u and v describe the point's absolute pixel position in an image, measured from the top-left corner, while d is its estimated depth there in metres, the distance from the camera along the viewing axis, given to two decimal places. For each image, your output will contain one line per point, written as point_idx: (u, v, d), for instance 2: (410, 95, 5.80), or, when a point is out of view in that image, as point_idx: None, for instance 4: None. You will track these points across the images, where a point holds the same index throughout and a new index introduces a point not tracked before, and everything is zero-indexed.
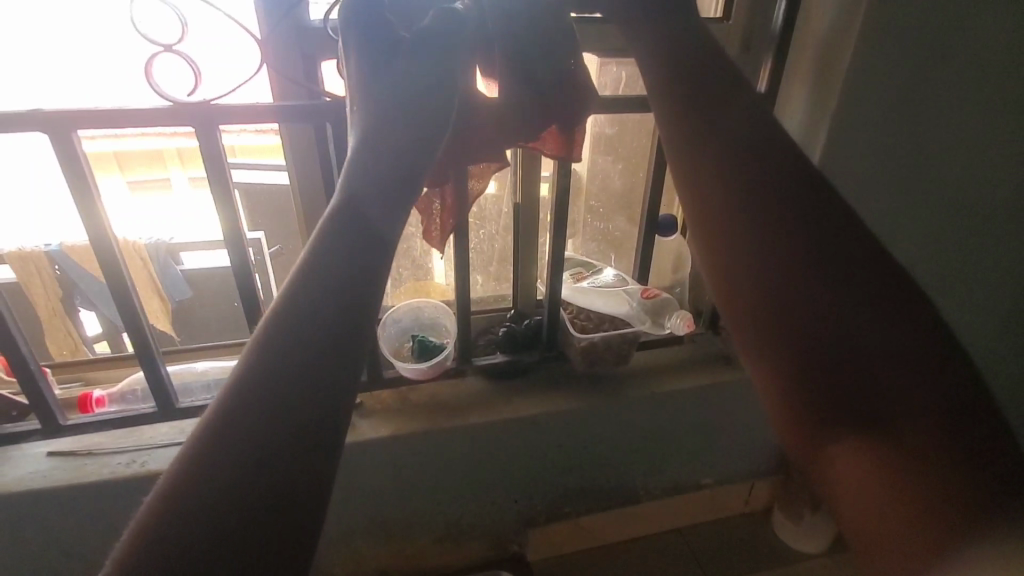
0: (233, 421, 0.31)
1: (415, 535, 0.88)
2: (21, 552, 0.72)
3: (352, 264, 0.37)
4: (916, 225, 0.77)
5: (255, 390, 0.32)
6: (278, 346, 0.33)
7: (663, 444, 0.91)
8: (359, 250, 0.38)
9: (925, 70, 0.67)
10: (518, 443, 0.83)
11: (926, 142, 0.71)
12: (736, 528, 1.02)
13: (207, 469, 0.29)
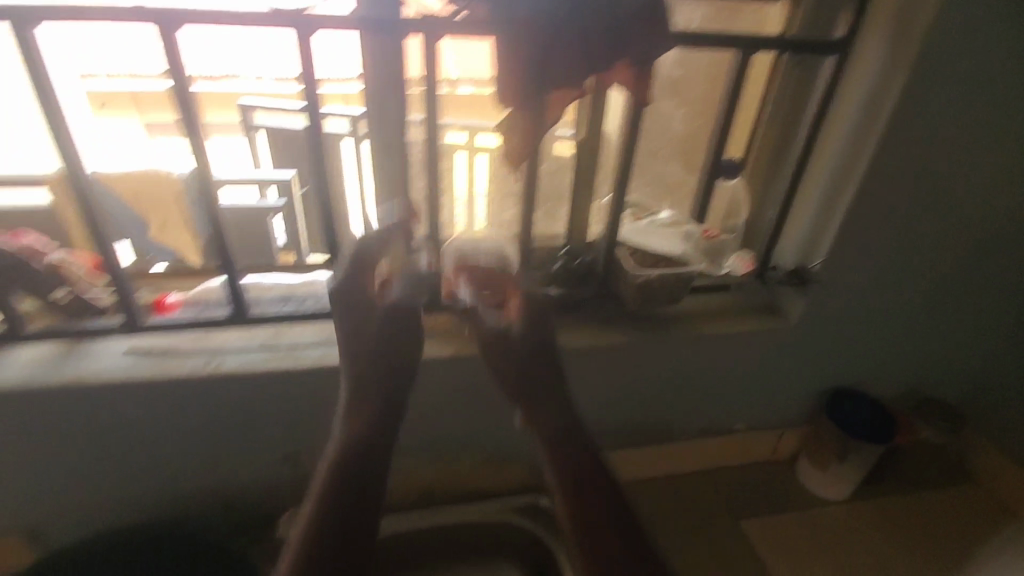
0: (329, 503, 0.44)
1: (460, 454, 0.93)
2: (103, 438, 0.76)
3: (389, 360, 0.55)
4: (952, 176, 0.84)
5: (319, 522, 0.43)
6: (338, 479, 0.46)
7: (699, 387, 0.95)
8: (379, 351, 0.56)
9: (982, 24, 0.73)
10: (566, 373, 0.87)
11: (973, 92, 0.78)
12: (761, 473, 1.06)
13: (329, 515, 0.43)
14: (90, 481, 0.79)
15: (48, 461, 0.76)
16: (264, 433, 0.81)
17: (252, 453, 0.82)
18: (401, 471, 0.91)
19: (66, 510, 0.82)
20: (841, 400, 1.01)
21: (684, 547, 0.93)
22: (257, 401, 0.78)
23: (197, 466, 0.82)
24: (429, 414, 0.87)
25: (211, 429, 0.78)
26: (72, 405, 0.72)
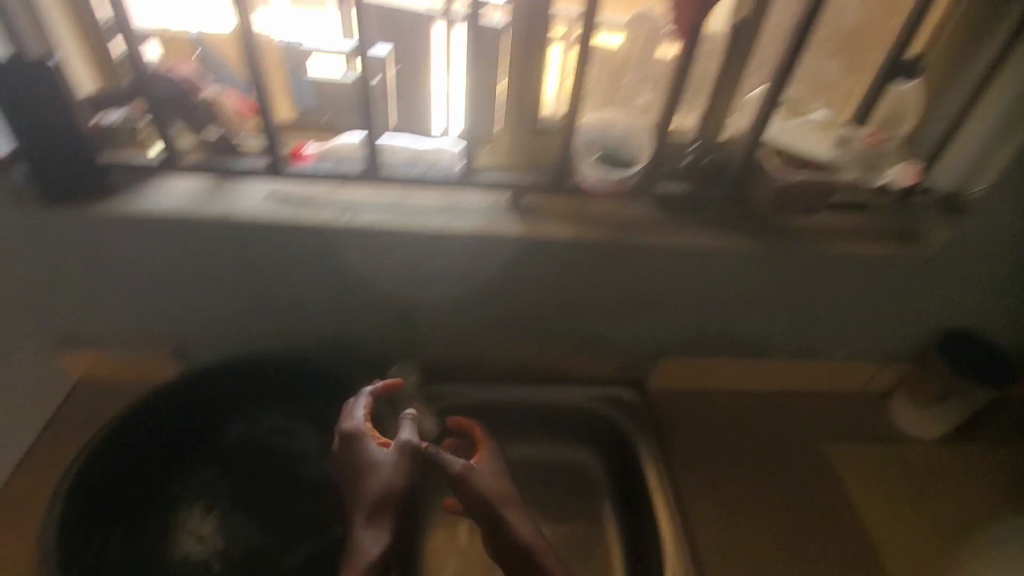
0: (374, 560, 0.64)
1: (556, 339, 0.95)
2: (244, 272, 0.83)
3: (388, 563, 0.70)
4: None
5: None
6: None
7: (811, 307, 0.92)
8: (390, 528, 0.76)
9: None
10: (679, 272, 0.85)
11: None
12: (852, 401, 1.04)
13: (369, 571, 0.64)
14: (231, 311, 0.88)
15: (197, 286, 0.84)
16: (385, 289, 0.86)
17: (372, 306, 0.88)
18: (498, 345, 0.96)
19: (208, 333, 0.91)
20: (959, 342, 0.95)
21: (765, 451, 0.95)
22: (384, 257, 0.81)
23: (322, 312, 0.88)
24: (535, 296, 0.88)
25: (339, 279, 0.84)
26: (224, 240, 0.78)
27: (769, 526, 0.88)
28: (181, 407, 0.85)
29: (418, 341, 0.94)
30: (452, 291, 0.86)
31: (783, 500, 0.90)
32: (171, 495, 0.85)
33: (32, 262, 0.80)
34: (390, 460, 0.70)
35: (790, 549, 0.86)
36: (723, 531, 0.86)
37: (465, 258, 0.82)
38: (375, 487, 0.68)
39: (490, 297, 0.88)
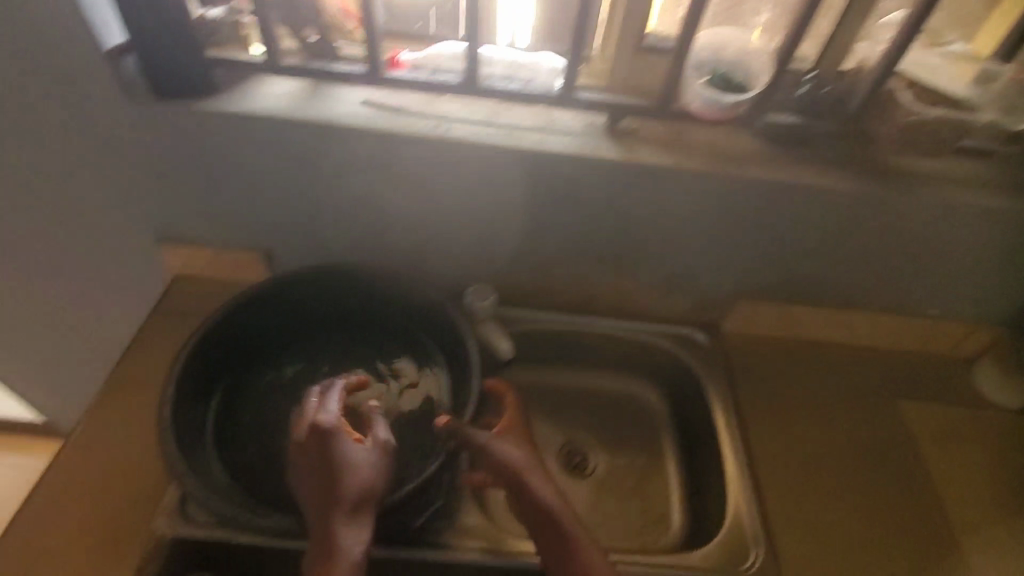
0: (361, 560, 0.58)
1: (635, 275, 0.94)
2: (334, 180, 0.84)
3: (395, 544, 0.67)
4: None
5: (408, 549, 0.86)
6: None
7: (912, 260, 0.87)
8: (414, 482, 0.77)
9: None
10: (777, 210, 0.82)
11: None
12: (931, 362, 1.00)
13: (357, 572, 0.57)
14: (319, 220, 0.90)
15: (289, 192, 0.86)
16: (471, 208, 0.86)
17: (456, 225, 0.88)
18: (575, 278, 0.95)
19: (295, 243, 0.94)
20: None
21: (839, 407, 0.93)
22: (475, 174, 0.81)
23: (407, 227, 0.90)
24: (621, 227, 0.86)
25: (427, 195, 0.85)
26: (320, 145, 0.79)
27: (843, 478, 0.85)
28: (277, 305, 0.89)
29: (496, 265, 0.94)
30: (537, 216, 0.86)
31: (857, 454, 0.88)
32: (261, 388, 0.89)
33: (141, 156, 0.83)
34: (368, 460, 0.63)
35: (864, 501, 0.83)
36: (793, 478, 0.84)
37: (556, 181, 0.81)
38: (354, 488, 0.60)
39: (574, 225, 0.87)
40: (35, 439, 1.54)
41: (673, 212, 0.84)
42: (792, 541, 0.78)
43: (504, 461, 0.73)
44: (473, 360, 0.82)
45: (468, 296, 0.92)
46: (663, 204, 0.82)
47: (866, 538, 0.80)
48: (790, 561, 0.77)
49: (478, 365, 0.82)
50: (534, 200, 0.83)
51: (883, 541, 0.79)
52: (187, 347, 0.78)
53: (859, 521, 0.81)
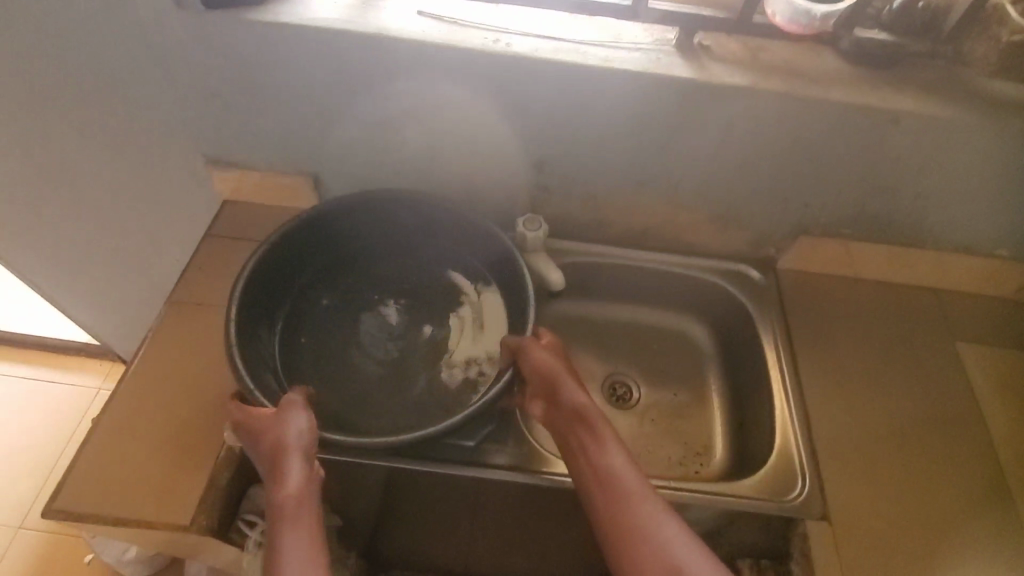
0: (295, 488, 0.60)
1: (693, 209, 0.91)
2: (389, 101, 0.81)
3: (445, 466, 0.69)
4: None
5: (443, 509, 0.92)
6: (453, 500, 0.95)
7: (993, 196, 0.82)
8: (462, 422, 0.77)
9: None
10: (855, 138, 0.77)
11: None
12: (993, 304, 0.96)
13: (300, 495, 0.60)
14: (373, 144, 0.88)
15: (342, 113, 0.84)
16: (528, 132, 0.83)
17: (511, 150, 0.86)
18: (631, 212, 0.93)
19: (347, 169, 0.93)
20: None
21: (897, 356, 0.90)
22: (535, 93, 0.77)
23: (461, 152, 0.88)
24: (685, 156, 0.83)
25: (483, 117, 0.82)
26: (374, 60, 0.76)
27: (900, 431, 0.83)
28: (329, 234, 0.88)
29: (547, 193, 0.92)
30: (596, 141, 0.83)
31: (916, 408, 0.85)
32: (318, 320, 0.88)
33: (194, 71, 0.81)
34: (276, 416, 0.65)
35: (923, 455, 0.81)
36: (849, 432, 0.82)
37: (619, 102, 0.77)
38: (268, 446, 0.63)
39: (635, 151, 0.84)
40: (85, 359, 1.61)
41: (742, 138, 0.80)
42: (849, 490, 0.77)
43: (543, 366, 0.71)
44: (528, 288, 0.81)
45: (520, 225, 0.90)
46: (731, 130, 0.79)
47: (925, 489, 0.78)
48: (847, 508, 0.76)
49: (534, 295, 0.80)
50: (595, 125, 0.80)
51: (944, 492, 0.78)
52: (244, 271, 0.78)
53: (918, 472, 0.79)
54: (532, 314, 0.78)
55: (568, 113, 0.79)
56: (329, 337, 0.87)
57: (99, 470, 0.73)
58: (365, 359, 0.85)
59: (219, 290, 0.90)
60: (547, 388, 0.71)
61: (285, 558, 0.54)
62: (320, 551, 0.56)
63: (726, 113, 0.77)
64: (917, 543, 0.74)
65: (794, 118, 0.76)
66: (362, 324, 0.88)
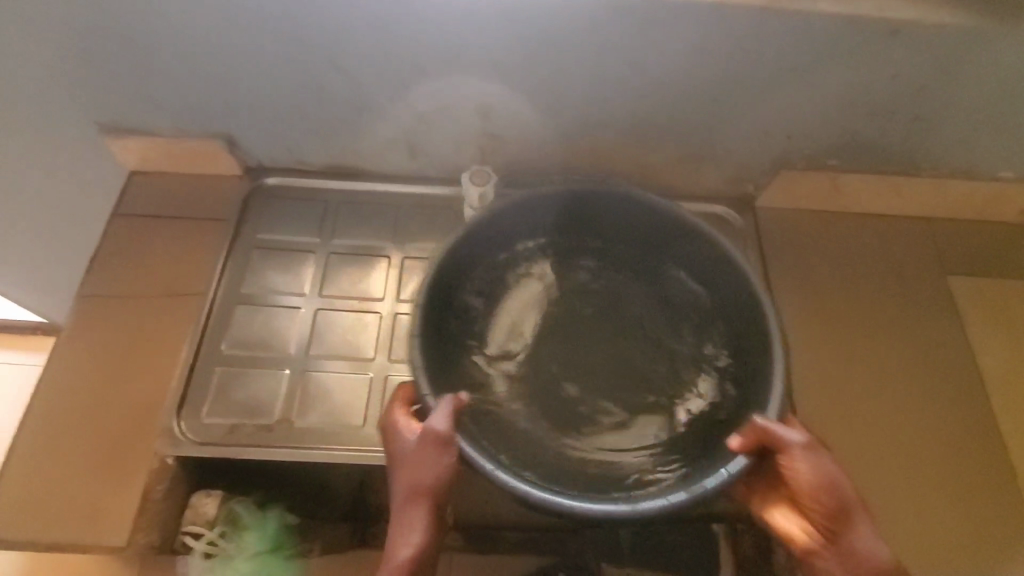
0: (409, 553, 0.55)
1: (665, 148, 0.80)
2: (309, 47, 0.71)
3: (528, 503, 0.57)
4: None
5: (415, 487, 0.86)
6: None
7: (1001, 111, 0.72)
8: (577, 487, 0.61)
9: None
10: (846, 57, 0.66)
11: None
12: (994, 234, 0.88)
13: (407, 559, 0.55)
14: (287, 96, 0.77)
15: (250, 62, 0.73)
16: (466, 70, 0.72)
17: (450, 92, 0.75)
18: (596, 157, 0.82)
19: (270, 128, 0.82)
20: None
21: (906, 311, 0.82)
22: (468, 24, 0.67)
23: (390, 99, 0.76)
24: (651, 88, 0.72)
25: (407, 52, 0.70)
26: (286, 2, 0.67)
27: (915, 399, 0.77)
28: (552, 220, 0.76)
29: (497, 141, 0.81)
30: (546, 77, 0.72)
31: (938, 374, 0.79)
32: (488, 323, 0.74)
33: (64, 20, 0.70)
34: (426, 453, 0.57)
35: (941, 424, 0.76)
36: (862, 402, 0.77)
37: (566, 28, 0.66)
38: (405, 483, 0.57)
39: (594, 85, 0.72)
40: None
41: (717, 64, 0.68)
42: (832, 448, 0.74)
43: (819, 481, 0.58)
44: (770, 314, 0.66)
45: (467, 179, 0.80)
46: (704, 55, 0.67)
47: (939, 463, 0.74)
48: None
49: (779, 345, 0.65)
50: (544, 59, 0.70)
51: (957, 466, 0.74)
52: (420, 300, 0.65)
53: (927, 442, 0.75)
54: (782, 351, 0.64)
55: (514, 46, 0.69)
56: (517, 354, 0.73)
57: (22, 495, 0.67)
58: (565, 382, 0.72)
59: (139, 281, 0.80)
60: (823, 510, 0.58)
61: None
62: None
63: (696, 36, 0.66)
64: (925, 522, 0.71)
65: (774, 37, 0.65)
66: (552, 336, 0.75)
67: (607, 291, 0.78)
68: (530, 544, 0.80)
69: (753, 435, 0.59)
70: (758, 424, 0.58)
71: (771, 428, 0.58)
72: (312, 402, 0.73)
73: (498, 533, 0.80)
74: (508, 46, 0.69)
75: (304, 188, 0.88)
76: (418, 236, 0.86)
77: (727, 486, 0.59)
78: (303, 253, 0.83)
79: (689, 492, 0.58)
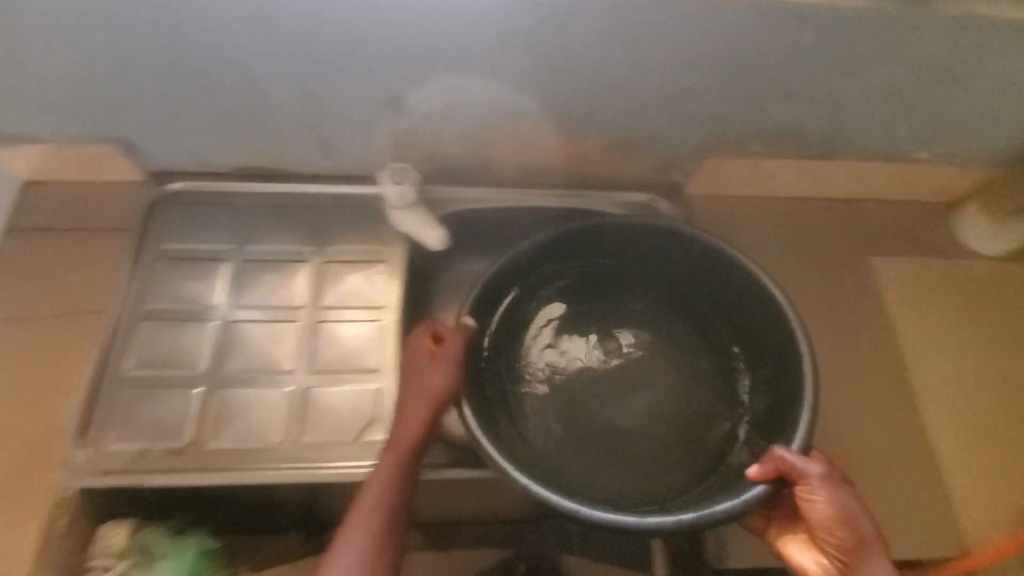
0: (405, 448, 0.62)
1: (588, 139, 0.78)
2: (194, 42, 0.66)
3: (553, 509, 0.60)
4: None
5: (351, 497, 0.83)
6: None
7: (914, 95, 0.72)
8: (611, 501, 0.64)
9: None
10: (755, 44, 0.65)
11: None
12: (913, 212, 0.91)
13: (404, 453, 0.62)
14: (183, 95, 0.72)
15: (135, 60, 0.67)
16: (373, 63, 0.68)
17: (359, 86, 0.71)
18: (518, 149, 0.79)
19: (168, 130, 0.76)
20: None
21: (858, 294, 0.85)
22: (367, 14, 0.63)
23: (295, 94, 0.72)
24: (566, 78, 0.70)
25: (305, 46, 0.66)
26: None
27: (884, 388, 0.81)
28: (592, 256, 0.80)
29: (414, 136, 0.77)
30: (456, 69, 0.69)
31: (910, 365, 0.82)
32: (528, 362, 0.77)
33: None
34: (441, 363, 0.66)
35: (895, 412, 0.79)
36: (846, 388, 0.80)
37: (471, 15, 0.63)
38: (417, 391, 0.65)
39: (507, 76, 0.69)
40: None
41: (629, 53, 0.66)
42: None
43: (837, 516, 0.59)
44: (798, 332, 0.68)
45: (384, 177, 0.76)
46: (614, 44, 0.65)
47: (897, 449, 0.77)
48: None
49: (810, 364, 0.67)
50: (451, 50, 0.66)
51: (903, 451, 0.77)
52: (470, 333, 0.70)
53: (869, 423, 0.78)
54: (810, 365, 0.66)
55: (417, 37, 0.65)
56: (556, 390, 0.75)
57: None
58: (597, 414, 0.74)
59: (32, 301, 0.74)
60: (838, 542, 0.60)
61: (349, 549, 0.56)
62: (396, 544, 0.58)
63: (603, 25, 0.63)
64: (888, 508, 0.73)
65: (683, 25, 0.63)
66: (601, 376, 0.77)
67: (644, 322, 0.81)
68: (488, 536, 0.83)
69: (770, 465, 0.62)
70: (774, 454, 0.61)
71: (788, 458, 0.61)
72: (228, 420, 0.69)
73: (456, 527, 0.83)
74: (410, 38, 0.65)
75: (213, 191, 0.83)
76: (340, 236, 0.82)
77: (740, 512, 0.61)
78: (215, 260, 0.78)
79: (700, 512, 0.60)
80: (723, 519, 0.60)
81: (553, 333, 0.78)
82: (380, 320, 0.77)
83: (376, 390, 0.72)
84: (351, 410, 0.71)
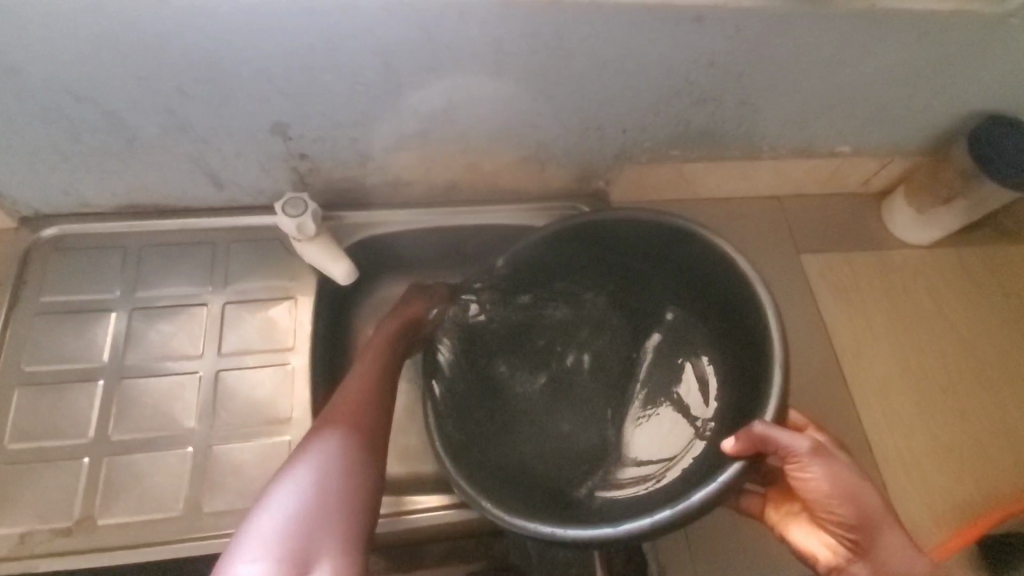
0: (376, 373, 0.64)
1: (497, 152, 0.74)
2: (31, 84, 0.58)
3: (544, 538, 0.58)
4: None
5: None
6: None
7: (828, 91, 0.70)
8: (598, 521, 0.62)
9: None
10: (657, 50, 0.61)
11: None
12: (839, 204, 0.91)
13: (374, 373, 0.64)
14: (35, 138, 0.64)
15: None
16: (245, 93, 0.61)
17: (235, 116, 0.64)
18: (424, 167, 0.74)
19: (27, 174, 0.68)
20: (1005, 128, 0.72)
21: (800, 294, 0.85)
22: (224, 42, 0.55)
23: (164, 128, 0.64)
24: (463, 95, 0.65)
25: (163, 80, 0.59)
26: None
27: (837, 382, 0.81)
28: (540, 271, 0.77)
29: (310, 161, 0.71)
30: (340, 93, 0.62)
31: (872, 346, 0.83)
32: (485, 381, 0.76)
33: None
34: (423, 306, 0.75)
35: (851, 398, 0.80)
36: (817, 374, 0.81)
37: (342, 37, 0.56)
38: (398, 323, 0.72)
39: (396, 96, 0.64)
40: None
41: (526, 67, 0.62)
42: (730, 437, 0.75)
43: (834, 489, 0.57)
44: (772, 333, 0.62)
45: (279, 209, 0.70)
46: (508, 58, 0.60)
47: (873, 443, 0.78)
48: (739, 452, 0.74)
49: (778, 332, 0.62)
50: (330, 76, 0.60)
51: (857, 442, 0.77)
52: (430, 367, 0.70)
53: (814, 415, 0.79)
54: (781, 377, 0.60)
55: (289, 66, 0.58)
56: (540, 381, 0.77)
57: None
58: (578, 406, 0.75)
59: None
60: (842, 518, 0.58)
61: (318, 475, 0.54)
62: (380, 469, 0.57)
63: (493, 41, 0.58)
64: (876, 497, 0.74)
65: (578, 36, 0.58)
66: (567, 384, 0.77)
67: (602, 325, 0.79)
68: (453, 552, 0.77)
69: (749, 441, 0.57)
70: (755, 431, 0.56)
71: (770, 435, 0.56)
72: (120, 491, 0.63)
73: (420, 546, 0.76)
74: (281, 64, 0.58)
75: (97, 233, 0.75)
76: (241, 272, 0.76)
77: (718, 496, 0.57)
78: (102, 310, 0.72)
79: (674, 509, 0.56)
80: (698, 509, 0.56)
81: (520, 350, 0.78)
82: (288, 363, 0.71)
83: (287, 442, 0.67)
84: (260, 465, 0.66)
